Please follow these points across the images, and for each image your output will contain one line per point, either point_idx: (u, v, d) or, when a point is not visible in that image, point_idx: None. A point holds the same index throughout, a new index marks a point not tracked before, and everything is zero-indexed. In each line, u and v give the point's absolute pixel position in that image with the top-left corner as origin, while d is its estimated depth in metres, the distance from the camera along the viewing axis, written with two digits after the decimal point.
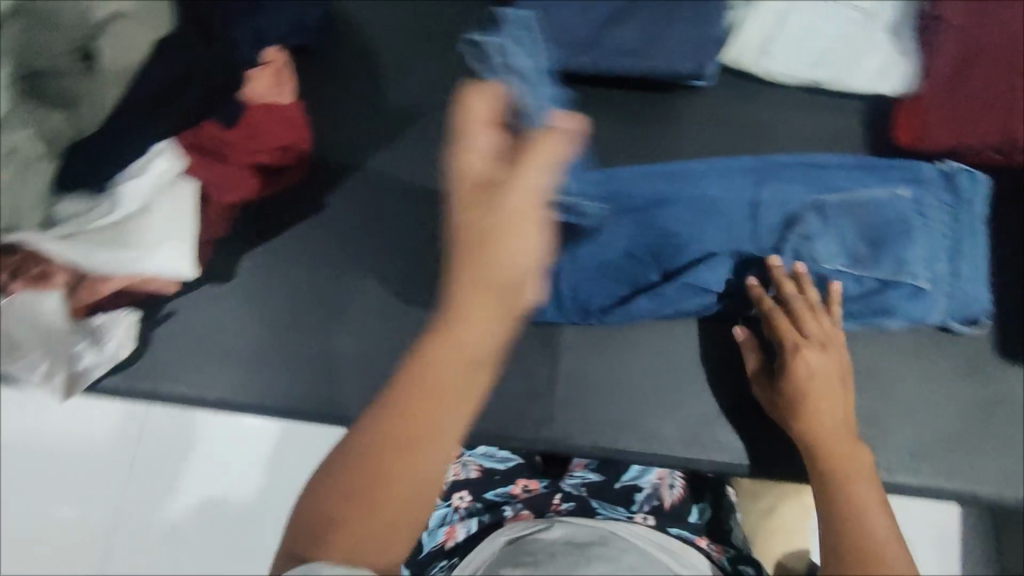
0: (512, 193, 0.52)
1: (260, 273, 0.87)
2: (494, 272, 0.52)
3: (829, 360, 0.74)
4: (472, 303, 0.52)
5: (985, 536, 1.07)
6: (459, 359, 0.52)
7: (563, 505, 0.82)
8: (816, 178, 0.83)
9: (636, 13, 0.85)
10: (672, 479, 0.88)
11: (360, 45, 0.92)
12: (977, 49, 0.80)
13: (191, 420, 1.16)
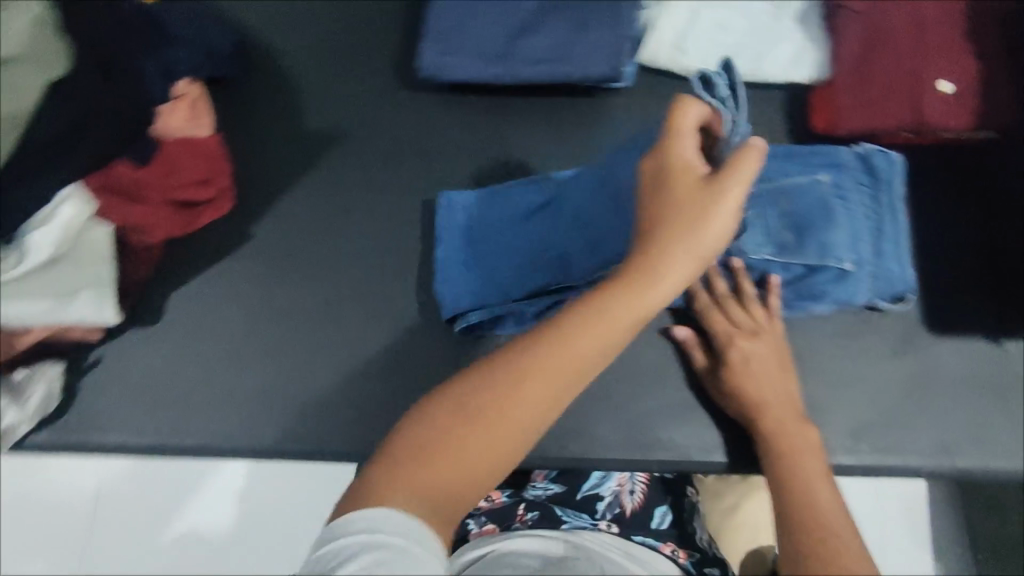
0: (720, 199, 0.61)
1: (188, 311, 0.85)
2: (671, 262, 0.60)
3: (762, 350, 0.77)
4: (673, 266, 0.60)
5: (950, 511, 1.08)
6: (586, 344, 0.58)
7: (527, 514, 0.82)
8: None
9: (549, 19, 0.85)
10: (632, 484, 0.87)
11: (279, 74, 0.92)
12: (881, 34, 0.81)
13: (168, 465, 1.19)
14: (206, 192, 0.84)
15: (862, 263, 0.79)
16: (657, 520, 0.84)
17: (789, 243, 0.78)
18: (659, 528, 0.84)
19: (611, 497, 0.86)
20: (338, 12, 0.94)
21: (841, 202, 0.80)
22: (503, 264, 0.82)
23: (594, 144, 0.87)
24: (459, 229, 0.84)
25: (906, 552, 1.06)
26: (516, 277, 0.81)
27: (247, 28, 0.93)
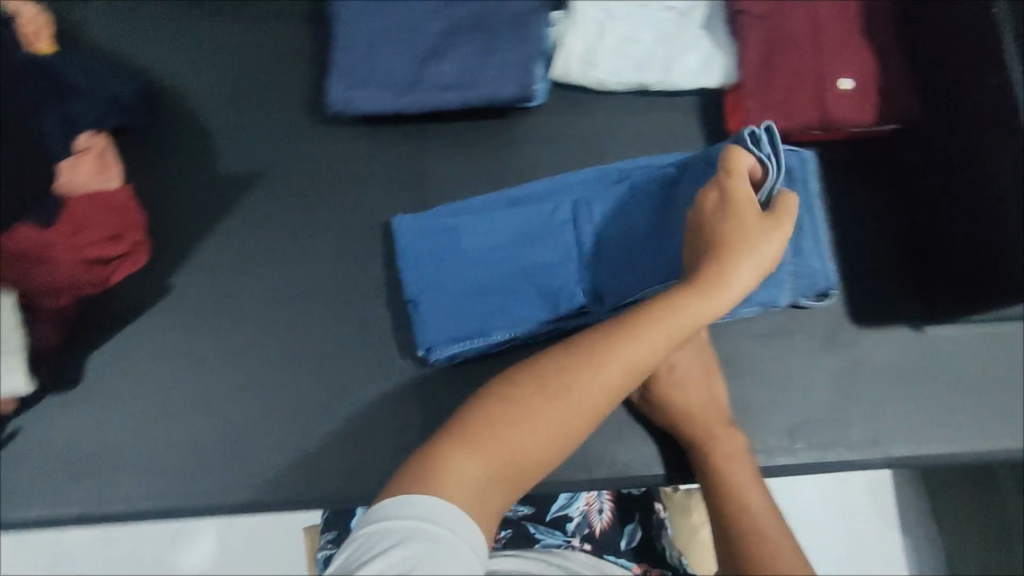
0: (764, 232, 0.64)
1: (112, 370, 0.83)
2: (723, 283, 0.61)
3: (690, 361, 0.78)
4: (737, 274, 0.62)
5: (917, 499, 1.07)
6: (636, 360, 0.59)
7: (499, 534, 0.81)
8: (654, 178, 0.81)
9: (455, 44, 0.85)
10: (600, 503, 0.85)
11: (191, 118, 0.91)
12: (780, 37, 0.83)
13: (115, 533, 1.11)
14: (118, 246, 0.82)
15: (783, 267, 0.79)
16: (628, 538, 0.83)
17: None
18: (628, 547, 0.82)
19: (580, 517, 0.83)
20: (247, 52, 0.92)
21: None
22: (472, 288, 0.81)
23: (512, 166, 0.88)
24: (426, 254, 0.82)
25: (878, 544, 1.05)
26: (498, 305, 0.80)
27: (154, 76, 0.92)
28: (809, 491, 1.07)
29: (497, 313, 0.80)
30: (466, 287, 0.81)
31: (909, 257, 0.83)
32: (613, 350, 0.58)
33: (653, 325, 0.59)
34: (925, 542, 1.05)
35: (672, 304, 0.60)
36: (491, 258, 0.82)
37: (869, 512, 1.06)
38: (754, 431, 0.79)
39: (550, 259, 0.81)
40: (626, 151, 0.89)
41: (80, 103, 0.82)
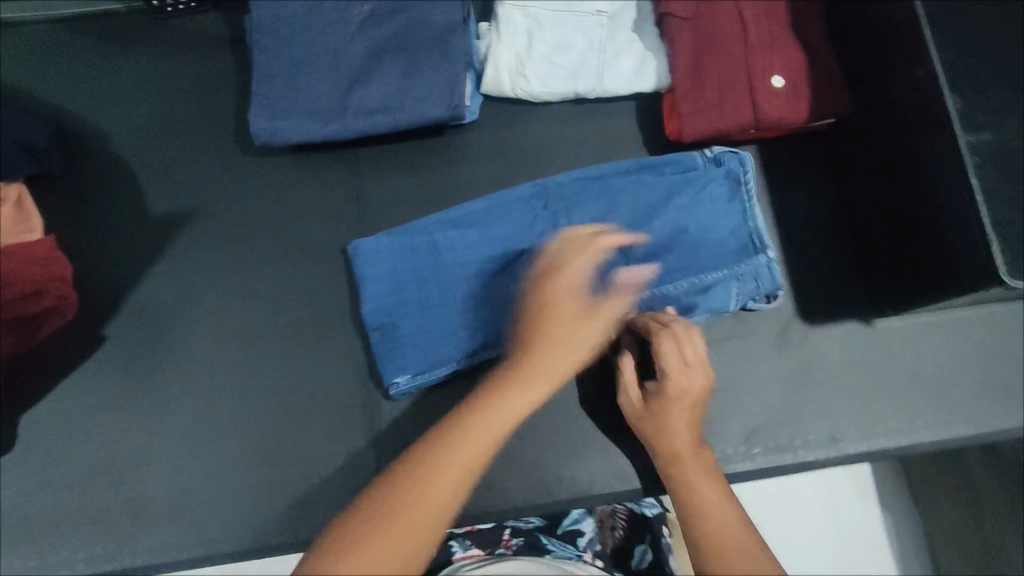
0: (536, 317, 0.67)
1: (47, 430, 0.79)
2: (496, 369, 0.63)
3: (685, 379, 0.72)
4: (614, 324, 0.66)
5: (895, 481, 1.06)
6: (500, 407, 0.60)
7: (512, 540, 0.82)
8: (601, 187, 0.80)
9: (381, 64, 0.82)
10: (614, 520, 0.86)
11: (114, 157, 0.87)
12: (709, 38, 0.82)
13: None
14: (43, 302, 0.76)
15: (734, 266, 0.78)
16: (639, 559, 0.84)
17: (672, 257, 0.78)
18: (638, 567, 0.83)
19: (593, 533, 0.84)
20: (168, 83, 0.89)
21: (694, 216, 0.79)
22: (429, 310, 0.78)
23: (449, 187, 0.86)
24: (387, 280, 0.78)
25: (859, 532, 1.04)
26: (460, 327, 0.77)
27: (71, 117, 0.88)
28: (790, 487, 1.04)
29: (464, 335, 0.77)
30: (424, 313, 0.78)
31: (849, 252, 0.84)
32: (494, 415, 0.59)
33: (520, 390, 0.61)
34: (902, 524, 1.05)
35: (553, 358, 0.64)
36: (457, 275, 0.79)
37: (853, 504, 1.05)
38: (714, 439, 0.78)
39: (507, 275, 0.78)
40: (567, 161, 0.87)
41: None
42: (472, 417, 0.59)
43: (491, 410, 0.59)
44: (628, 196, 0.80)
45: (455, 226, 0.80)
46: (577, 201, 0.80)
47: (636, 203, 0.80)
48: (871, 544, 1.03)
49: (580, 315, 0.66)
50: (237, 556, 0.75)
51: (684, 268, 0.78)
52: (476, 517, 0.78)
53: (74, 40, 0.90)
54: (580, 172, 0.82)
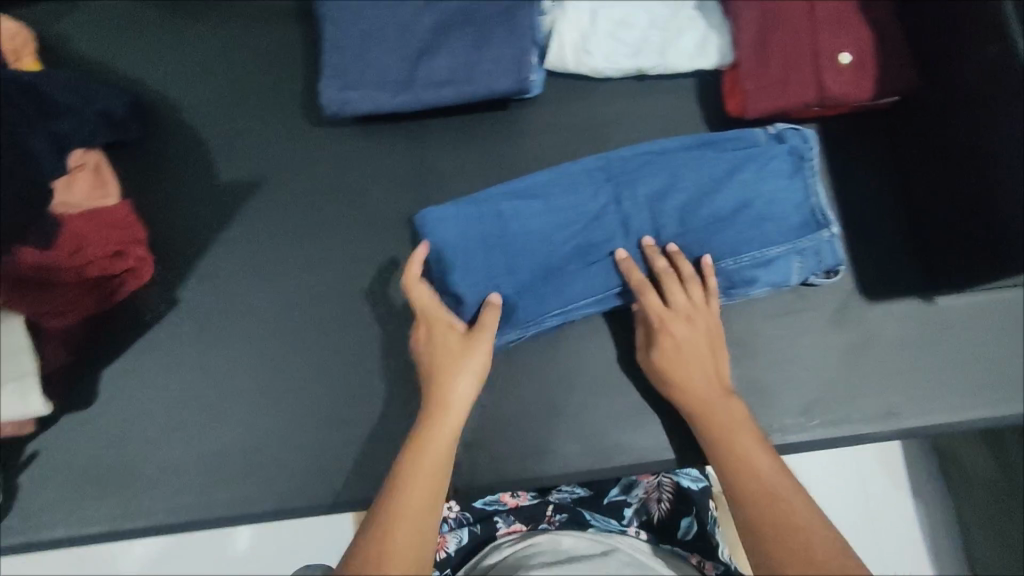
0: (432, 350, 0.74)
1: (124, 386, 0.82)
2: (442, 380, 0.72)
3: (695, 331, 0.75)
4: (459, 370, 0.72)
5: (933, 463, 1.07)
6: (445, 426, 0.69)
7: (555, 516, 0.79)
8: (663, 162, 0.81)
9: (449, 38, 0.84)
10: (659, 492, 0.81)
11: (185, 126, 0.89)
12: (775, 15, 0.83)
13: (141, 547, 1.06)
14: (122, 262, 0.81)
15: (797, 241, 0.78)
16: (684, 530, 0.78)
17: (736, 231, 0.79)
18: (684, 539, 0.77)
19: (638, 505, 0.80)
20: (237, 55, 0.91)
21: (757, 189, 0.79)
22: (495, 278, 0.80)
23: (510, 161, 0.88)
24: (455, 246, 0.80)
25: (893, 511, 1.05)
26: (524, 296, 0.80)
27: (144, 87, 0.91)
28: (824, 464, 1.06)
29: (528, 304, 0.80)
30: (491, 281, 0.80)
31: (909, 231, 0.84)
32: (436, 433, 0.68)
33: (439, 408, 0.70)
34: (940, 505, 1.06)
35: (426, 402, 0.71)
36: (521, 245, 0.80)
37: (885, 483, 1.05)
38: (770, 410, 0.79)
39: (570, 248, 0.80)
40: (626, 136, 0.89)
41: (68, 121, 0.79)
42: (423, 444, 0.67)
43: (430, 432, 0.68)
44: (692, 172, 0.80)
45: (519, 196, 0.81)
46: (639, 176, 0.81)
47: (700, 178, 0.80)
48: (901, 523, 1.05)
49: (443, 365, 0.72)
50: (307, 510, 0.78)
51: (747, 243, 0.78)
52: (536, 480, 0.80)
53: (146, 13, 0.92)
54: (644, 147, 0.82)
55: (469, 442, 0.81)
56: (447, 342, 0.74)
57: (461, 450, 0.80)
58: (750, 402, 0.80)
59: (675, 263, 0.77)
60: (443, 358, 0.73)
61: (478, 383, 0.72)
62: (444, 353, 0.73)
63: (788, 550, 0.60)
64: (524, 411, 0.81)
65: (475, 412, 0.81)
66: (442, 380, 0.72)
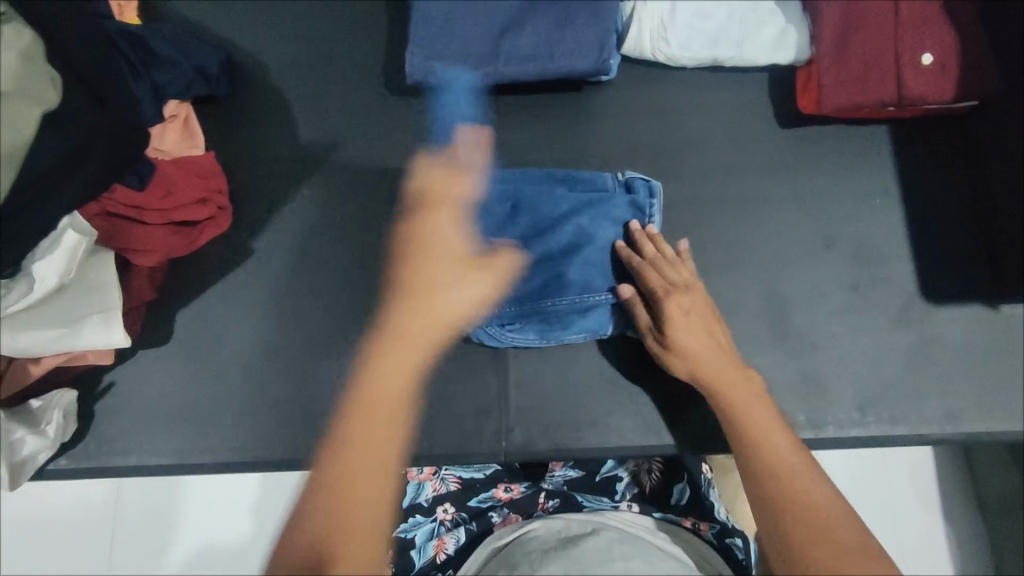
0: (422, 271, 0.64)
1: (196, 329, 0.85)
2: (425, 314, 0.62)
3: (697, 302, 0.73)
4: (447, 297, 0.63)
5: None
6: (398, 362, 0.58)
7: (547, 502, 0.77)
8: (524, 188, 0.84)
9: (532, 15, 0.86)
10: (648, 464, 0.81)
11: (270, 86, 0.93)
12: (858, 13, 0.83)
13: (165, 492, 1.04)
14: (206, 210, 0.84)
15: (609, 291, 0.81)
16: (676, 496, 0.76)
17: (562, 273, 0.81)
18: (676, 505, 0.75)
19: (630, 478, 0.80)
20: (322, 21, 0.95)
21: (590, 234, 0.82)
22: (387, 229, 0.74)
23: (582, 141, 0.89)
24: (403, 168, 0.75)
25: (918, 523, 1.00)
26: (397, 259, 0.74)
27: (232, 47, 0.94)
28: (850, 461, 1.01)
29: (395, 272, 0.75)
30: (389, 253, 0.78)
31: (978, 237, 0.83)
32: (387, 381, 0.57)
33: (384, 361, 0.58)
34: None
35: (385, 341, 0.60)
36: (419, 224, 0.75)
37: (910, 492, 1.01)
38: (827, 403, 0.80)
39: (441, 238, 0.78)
40: (697, 124, 0.90)
41: (165, 73, 0.84)
42: (369, 392, 0.56)
43: (378, 378, 0.57)
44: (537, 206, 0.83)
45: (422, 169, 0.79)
46: (490, 193, 0.82)
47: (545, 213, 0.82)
48: (929, 536, 1.00)
49: (419, 303, 0.62)
50: None
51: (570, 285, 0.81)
52: (588, 452, 0.80)
53: None
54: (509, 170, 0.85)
55: (524, 409, 0.82)
56: (432, 278, 0.64)
57: (515, 417, 0.82)
58: (807, 393, 0.80)
59: (660, 247, 0.78)
60: (416, 291, 0.63)
61: (462, 308, 0.64)
62: (433, 284, 0.63)
63: (796, 520, 0.54)
64: (580, 383, 0.82)
65: (533, 381, 0.83)
66: (397, 324, 0.61)
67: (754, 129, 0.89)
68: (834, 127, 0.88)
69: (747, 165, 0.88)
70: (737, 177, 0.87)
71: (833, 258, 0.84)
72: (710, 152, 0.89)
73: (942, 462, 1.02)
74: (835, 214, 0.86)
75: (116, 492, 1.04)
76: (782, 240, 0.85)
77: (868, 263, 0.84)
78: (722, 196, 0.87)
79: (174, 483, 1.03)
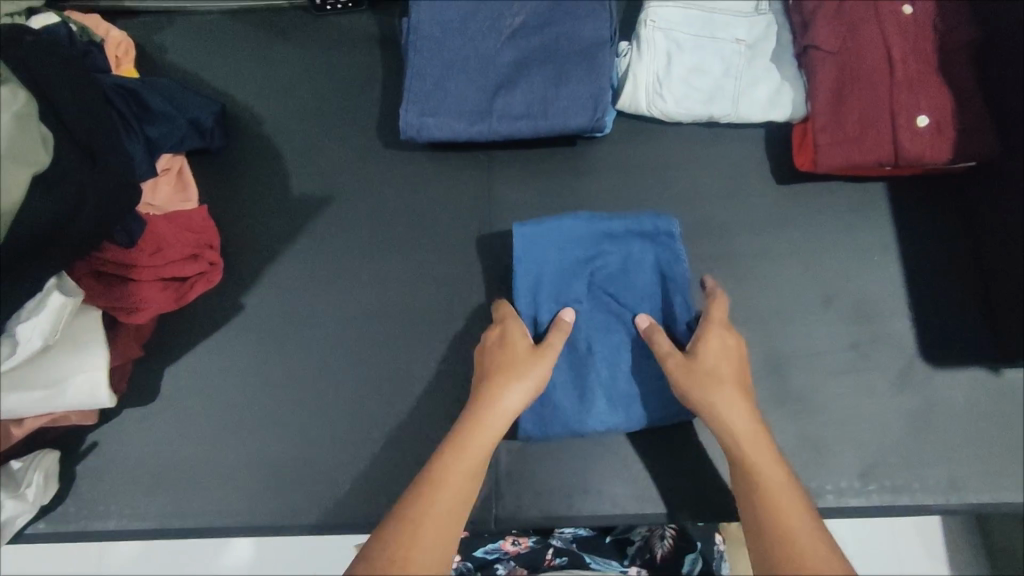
0: (504, 377, 0.70)
1: (183, 387, 0.84)
2: (484, 422, 0.67)
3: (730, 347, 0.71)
4: (508, 393, 0.69)
5: None
6: (467, 466, 0.64)
7: (556, 560, 0.81)
8: (567, 270, 0.81)
9: (527, 73, 0.86)
10: (661, 530, 0.82)
11: (264, 139, 0.93)
12: (853, 72, 0.83)
13: (151, 549, 1.01)
14: (198, 264, 0.83)
15: (668, 272, 0.80)
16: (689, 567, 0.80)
17: (625, 304, 0.81)
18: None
19: (641, 541, 0.82)
20: (318, 74, 0.95)
21: (651, 263, 0.81)
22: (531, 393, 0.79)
23: (578, 199, 0.89)
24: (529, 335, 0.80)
25: None
26: (565, 413, 0.78)
27: (228, 101, 0.95)
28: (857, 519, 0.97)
29: (576, 417, 0.78)
30: (410, 326, 0.85)
31: (977, 299, 0.82)
32: (460, 468, 0.63)
33: (498, 403, 0.68)
34: None
35: (456, 450, 0.64)
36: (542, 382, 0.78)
37: (919, 557, 0.97)
38: (825, 470, 0.78)
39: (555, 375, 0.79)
40: (692, 180, 0.89)
41: (159, 127, 0.85)
42: (451, 458, 0.64)
43: (481, 426, 0.67)
44: (571, 278, 0.81)
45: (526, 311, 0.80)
46: (533, 301, 0.80)
47: (575, 280, 0.81)
48: None
49: (512, 364, 0.71)
50: (348, 528, 0.79)
51: (639, 299, 0.81)
52: (580, 520, 0.78)
53: (239, 30, 0.97)
54: (545, 269, 0.80)
55: (516, 474, 0.80)
56: (519, 352, 0.73)
57: (506, 482, 0.79)
58: (804, 459, 0.78)
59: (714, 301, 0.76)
60: (492, 391, 0.69)
61: (517, 409, 0.69)
62: (492, 392, 0.69)
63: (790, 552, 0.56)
64: (574, 447, 0.80)
65: (525, 446, 0.81)
66: (462, 430, 0.67)
67: (750, 186, 0.88)
68: (830, 185, 0.88)
69: (743, 223, 0.87)
70: (732, 235, 0.86)
71: (831, 320, 0.83)
72: (705, 209, 0.88)
73: (950, 527, 0.99)
74: (833, 274, 0.84)
75: (102, 551, 1.02)
76: (778, 299, 0.84)
77: (867, 324, 0.82)
78: (719, 253, 0.86)
79: (162, 542, 1.01)
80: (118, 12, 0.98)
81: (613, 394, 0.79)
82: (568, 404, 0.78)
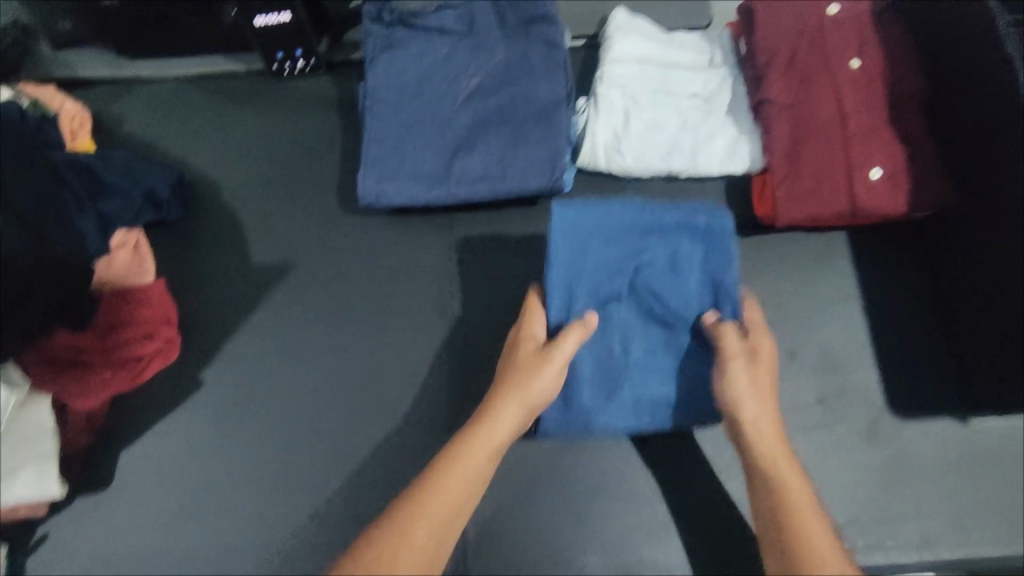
0: (510, 386, 0.70)
1: (139, 470, 0.81)
2: (483, 435, 0.67)
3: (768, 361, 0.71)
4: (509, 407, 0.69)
5: None
6: (457, 484, 0.65)
7: None
8: (605, 268, 0.77)
9: (484, 135, 0.86)
10: None
11: (222, 208, 0.92)
12: (807, 125, 0.84)
13: None
14: (152, 342, 0.80)
15: (717, 276, 0.77)
16: None
17: (665, 303, 0.78)
18: None
19: None
20: (277, 139, 0.95)
21: (700, 264, 0.77)
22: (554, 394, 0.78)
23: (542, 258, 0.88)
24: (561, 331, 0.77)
25: None
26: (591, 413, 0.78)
27: (186, 169, 0.94)
28: None
29: (600, 415, 0.78)
30: (374, 396, 0.83)
31: (941, 347, 0.82)
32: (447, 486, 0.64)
33: (498, 416, 0.68)
34: None
35: (448, 464, 0.65)
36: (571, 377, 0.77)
37: None
38: None
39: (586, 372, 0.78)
40: None
41: (113, 202, 0.83)
42: (442, 473, 0.65)
43: (477, 439, 0.67)
44: (610, 275, 0.78)
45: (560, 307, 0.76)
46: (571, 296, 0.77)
47: (615, 276, 0.78)
48: None
49: (520, 372, 0.71)
50: None
51: (683, 298, 0.77)
52: None
53: (197, 96, 0.97)
54: (583, 266, 0.77)
55: (484, 548, 0.77)
56: (527, 359, 0.72)
57: (474, 557, 0.77)
58: None
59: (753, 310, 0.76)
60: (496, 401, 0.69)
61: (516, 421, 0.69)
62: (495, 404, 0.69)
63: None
64: (544, 516, 0.78)
65: (493, 517, 0.78)
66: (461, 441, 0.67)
67: None
68: (791, 236, 0.88)
69: None
70: None
71: (798, 374, 0.82)
72: None
73: None
74: (798, 326, 0.84)
75: None
76: None
77: (834, 377, 0.82)
78: None
79: None
80: (75, 83, 0.98)
81: (640, 396, 0.78)
82: (595, 403, 0.78)
